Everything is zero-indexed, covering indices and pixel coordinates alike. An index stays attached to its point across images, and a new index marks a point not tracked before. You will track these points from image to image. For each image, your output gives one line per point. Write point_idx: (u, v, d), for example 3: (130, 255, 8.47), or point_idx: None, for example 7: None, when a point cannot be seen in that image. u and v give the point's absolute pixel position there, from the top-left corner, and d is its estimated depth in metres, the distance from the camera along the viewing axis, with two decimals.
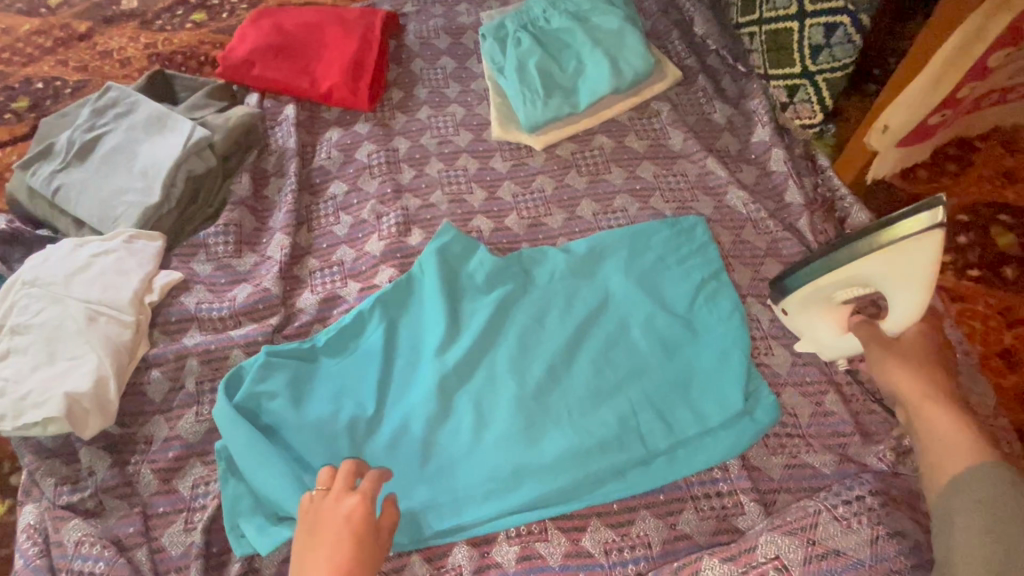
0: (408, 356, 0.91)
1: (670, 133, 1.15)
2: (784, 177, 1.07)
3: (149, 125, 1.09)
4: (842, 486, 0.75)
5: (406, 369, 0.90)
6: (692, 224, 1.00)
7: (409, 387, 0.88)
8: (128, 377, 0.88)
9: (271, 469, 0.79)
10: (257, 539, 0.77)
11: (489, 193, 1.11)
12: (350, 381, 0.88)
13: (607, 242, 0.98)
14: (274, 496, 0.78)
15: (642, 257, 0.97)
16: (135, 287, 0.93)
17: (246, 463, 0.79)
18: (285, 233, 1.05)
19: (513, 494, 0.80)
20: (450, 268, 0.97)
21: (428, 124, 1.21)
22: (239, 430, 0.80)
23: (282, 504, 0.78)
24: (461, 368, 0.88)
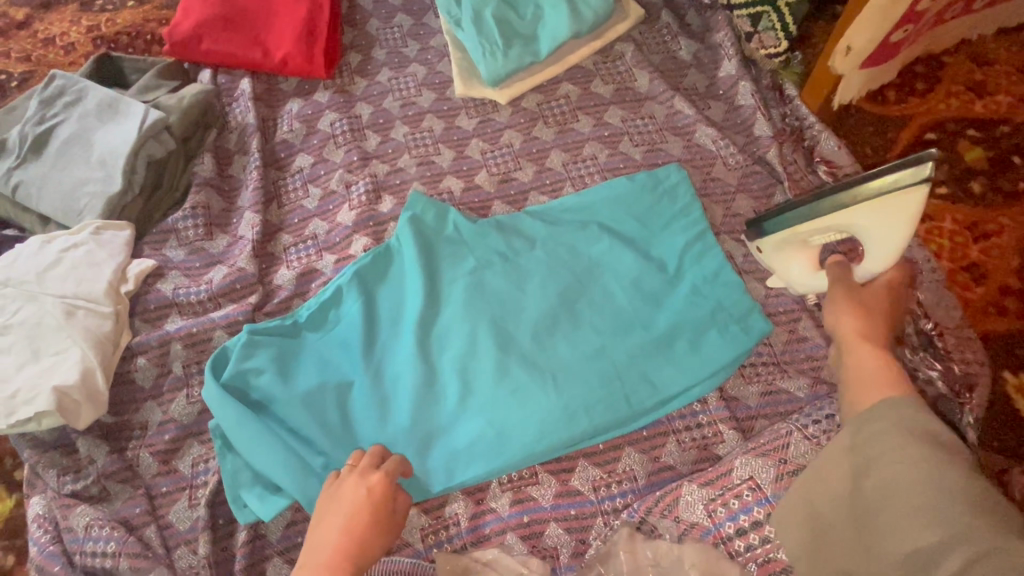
0: (391, 326, 0.93)
1: (636, 75, 1.13)
2: (752, 110, 1.06)
3: (102, 111, 1.06)
4: (812, 408, 0.80)
5: (390, 339, 0.92)
6: (670, 172, 0.99)
7: (395, 355, 0.90)
8: (115, 366, 0.89)
9: (264, 442, 0.81)
10: (259, 507, 0.80)
11: (457, 152, 1.10)
12: (336, 354, 0.90)
13: (581, 198, 0.99)
14: (269, 469, 0.80)
15: (617, 208, 0.97)
16: (109, 278, 0.93)
17: (241, 437, 0.81)
18: (255, 212, 1.04)
19: (502, 447, 0.83)
20: (425, 238, 0.97)
21: (389, 87, 1.18)
22: (229, 407, 0.82)
23: (278, 475, 0.80)
24: (445, 334, 0.91)
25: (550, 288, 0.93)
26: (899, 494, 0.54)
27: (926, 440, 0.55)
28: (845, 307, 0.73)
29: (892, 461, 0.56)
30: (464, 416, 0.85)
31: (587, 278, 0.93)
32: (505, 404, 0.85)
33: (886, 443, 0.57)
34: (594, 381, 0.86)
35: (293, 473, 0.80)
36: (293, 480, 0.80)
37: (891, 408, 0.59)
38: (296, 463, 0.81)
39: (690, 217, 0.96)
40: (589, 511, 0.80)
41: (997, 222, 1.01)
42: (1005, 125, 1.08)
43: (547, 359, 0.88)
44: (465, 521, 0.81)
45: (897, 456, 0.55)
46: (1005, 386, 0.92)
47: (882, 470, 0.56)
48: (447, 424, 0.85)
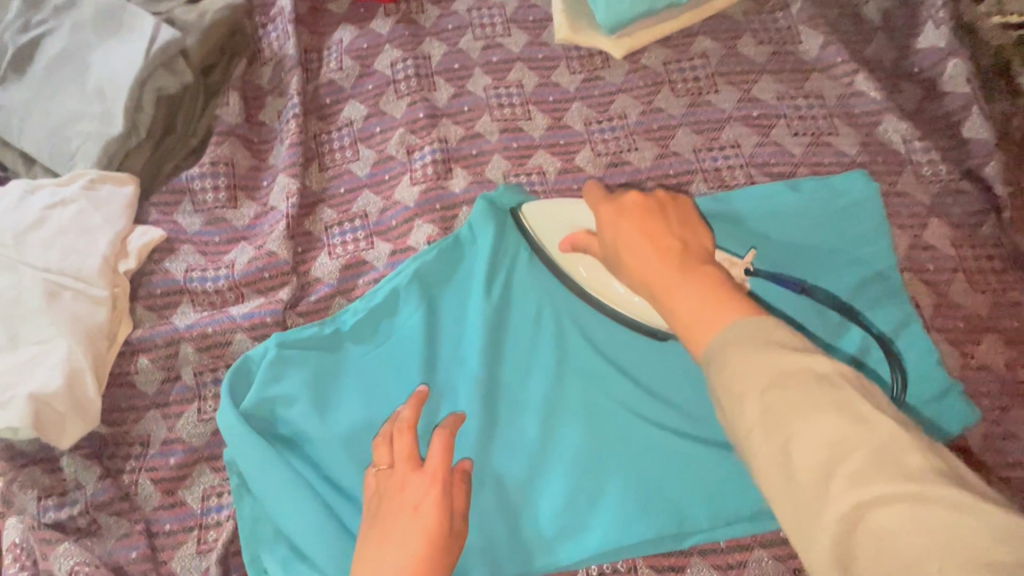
0: (453, 348, 0.72)
1: (801, 34, 0.84)
2: (964, 101, 0.77)
3: (100, 22, 0.81)
4: None
5: (451, 365, 0.71)
6: (850, 180, 0.73)
7: (457, 389, 0.70)
8: (109, 367, 0.71)
9: (294, 496, 0.63)
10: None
11: (554, 120, 0.84)
12: (383, 380, 0.70)
13: (729, 202, 0.72)
14: (300, 529, 0.63)
15: (779, 225, 0.71)
16: (105, 251, 0.72)
17: (267, 485, 0.64)
18: (290, 175, 0.81)
19: (590, 526, 0.64)
20: (505, 235, 0.74)
21: (468, 21, 0.90)
22: (252, 446, 0.64)
23: (308, 538, 0.63)
24: (524, 369, 0.70)
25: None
26: (814, 448, 0.34)
27: (798, 373, 0.36)
28: (615, 220, 0.55)
29: (769, 402, 0.36)
30: (543, 481, 0.66)
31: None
32: (598, 472, 0.66)
33: (749, 355, 0.37)
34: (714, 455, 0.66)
35: (329, 538, 0.63)
36: (328, 548, 0.62)
37: (737, 331, 0.40)
38: (332, 528, 0.63)
39: (875, 251, 0.70)
40: None
41: None
42: None
43: (654, 418, 0.68)
44: None
45: (777, 394, 0.36)
46: None
47: (781, 409, 0.35)
48: (522, 491, 0.66)
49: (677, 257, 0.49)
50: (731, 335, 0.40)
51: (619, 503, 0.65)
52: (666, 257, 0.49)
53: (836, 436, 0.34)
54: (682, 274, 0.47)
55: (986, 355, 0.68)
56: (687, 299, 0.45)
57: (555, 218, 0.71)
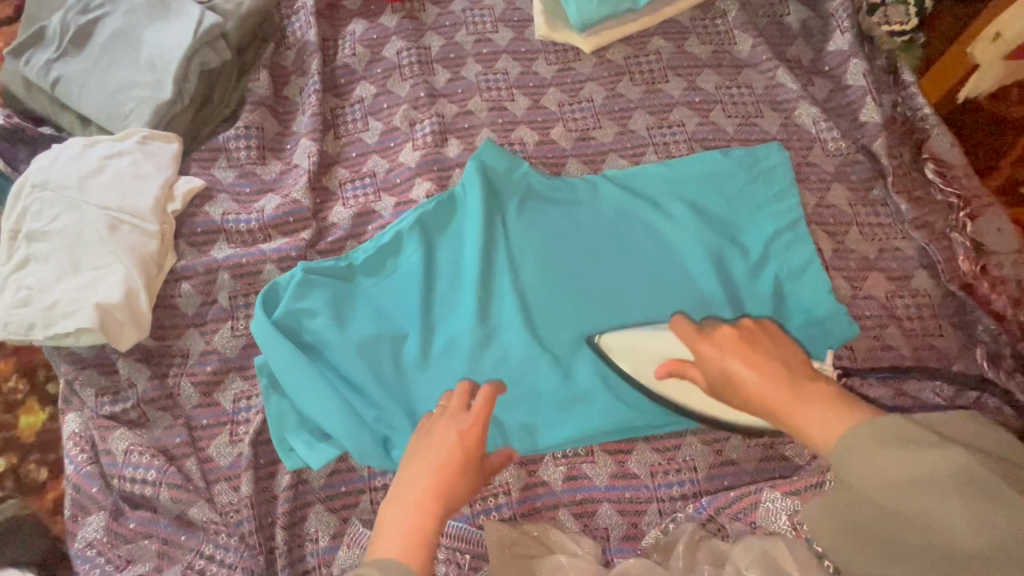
0: (452, 282, 0.87)
1: (736, 37, 1.03)
2: (861, 92, 0.96)
3: (152, 8, 0.96)
4: None
5: (450, 294, 0.86)
6: (768, 152, 0.91)
7: (453, 314, 0.85)
8: (158, 289, 0.84)
9: (316, 389, 0.77)
10: (306, 454, 0.77)
11: (533, 101, 1.01)
12: (391, 303, 0.85)
13: (668, 167, 0.92)
14: (319, 413, 0.77)
15: (708, 185, 0.90)
16: (156, 194, 0.86)
17: (293, 378, 0.78)
18: (312, 140, 0.97)
19: (559, 420, 0.79)
20: (496, 192, 0.90)
21: (463, 19, 1.07)
22: (281, 346, 0.78)
23: (327, 422, 0.77)
24: (508, 297, 0.85)
25: (625, 262, 0.87)
26: (884, 479, 0.46)
27: (882, 429, 0.48)
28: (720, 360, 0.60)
29: (870, 461, 0.47)
30: (522, 386, 0.81)
31: (664, 255, 0.87)
32: (567, 378, 0.81)
33: (871, 462, 0.47)
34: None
35: (343, 421, 0.77)
36: (344, 430, 0.76)
37: (866, 434, 0.49)
38: (347, 415, 0.77)
39: (784, 204, 0.89)
40: (644, 496, 0.77)
41: None
42: None
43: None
44: (516, 492, 0.78)
45: (857, 449, 0.48)
46: None
47: (867, 456, 0.48)
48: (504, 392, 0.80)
49: (793, 377, 0.57)
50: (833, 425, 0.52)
51: (583, 402, 0.80)
52: (790, 398, 0.55)
53: (915, 466, 0.45)
54: (798, 395, 0.55)
55: (872, 288, 0.86)
56: (815, 420, 0.53)
57: (649, 355, 0.76)
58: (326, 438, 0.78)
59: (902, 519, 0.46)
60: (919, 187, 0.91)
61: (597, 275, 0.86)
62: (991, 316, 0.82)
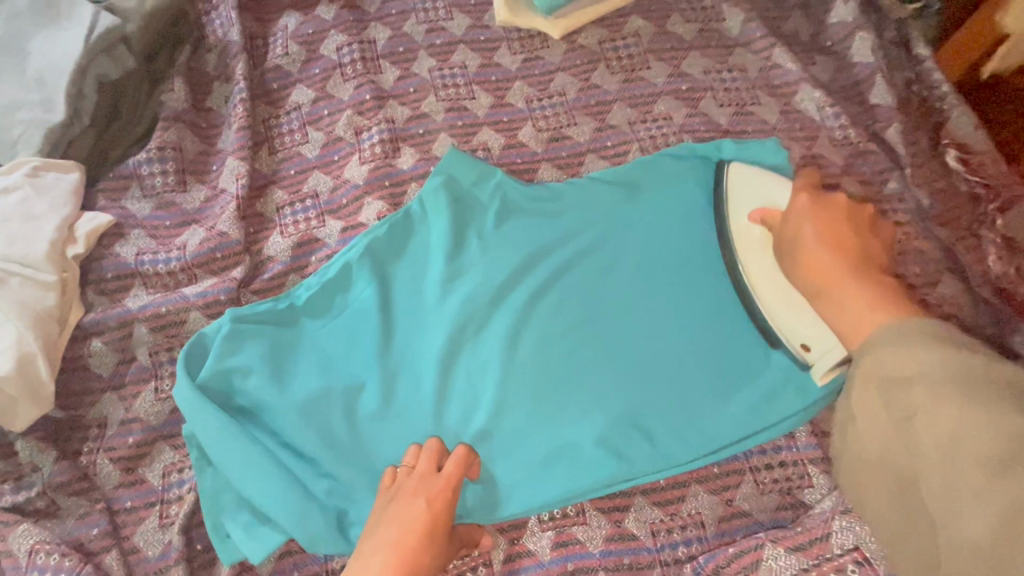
0: (414, 316, 0.74)
1: (724, 13, 0.90)
2: (869, 70, 0.84)
3: (38, 11, 0.81)
4: None
5: (412, 331, 0.74)
6: (768, 146, 0.78)
7: (415, 358, 0.72)
8: (61, 351, 0.71)
9: (253, 463, 0.65)
10: (246, 542, 0.65)
11: (496, 98, 0.88)
12: (342, 347, 0.72)
13: (655, 169, 0.79)
14: (258, 491, 0.65)
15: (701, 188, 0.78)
16: (52, 237, 0.72)
17: (226, 453, 0.66)
18: (240, 158, 0.83)
19: (544, 478, 0.68)
20: (463, 207, 0.77)
21: (411, 5, 0.93)
22: (209, 415, 0.66)
23: (268, 502, 0.65)
24: (481, 332, 0.73)
25: (615, 282, 0.75)
26: (914, 395, 0.47)
27: (957, 362, 0.46)
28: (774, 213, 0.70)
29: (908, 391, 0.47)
30: (499, 437, 0.69)
31: (658, 272, 0.76)
32: (552, 424, 0.69)
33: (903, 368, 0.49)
34: (659, 403, 0.71)
35: (288, 499, 0.65)
36: (289, 510, 0.65)
37: (908, 333, 0.51)
38: (291, 492, 0.65)
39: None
40: (645, 560, 0.67)
41: None
42: None
43: (606, 374, 0.71)
44: (498, 564, 0.67)
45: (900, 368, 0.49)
46: None
47: (906, 376, 0.48)
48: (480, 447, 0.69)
49: (855, 266, 0.61)
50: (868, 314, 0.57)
51: (572, 452, 0.69)
52: (849, 274, 0.60)
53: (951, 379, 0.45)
54: (852, 276, 0.60)
55: None
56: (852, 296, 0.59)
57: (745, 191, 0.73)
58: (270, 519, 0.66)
59: (921, 446, 0.46)
60: (940, 178, 0.80)
61: (583, 300, 0.74)
62: None
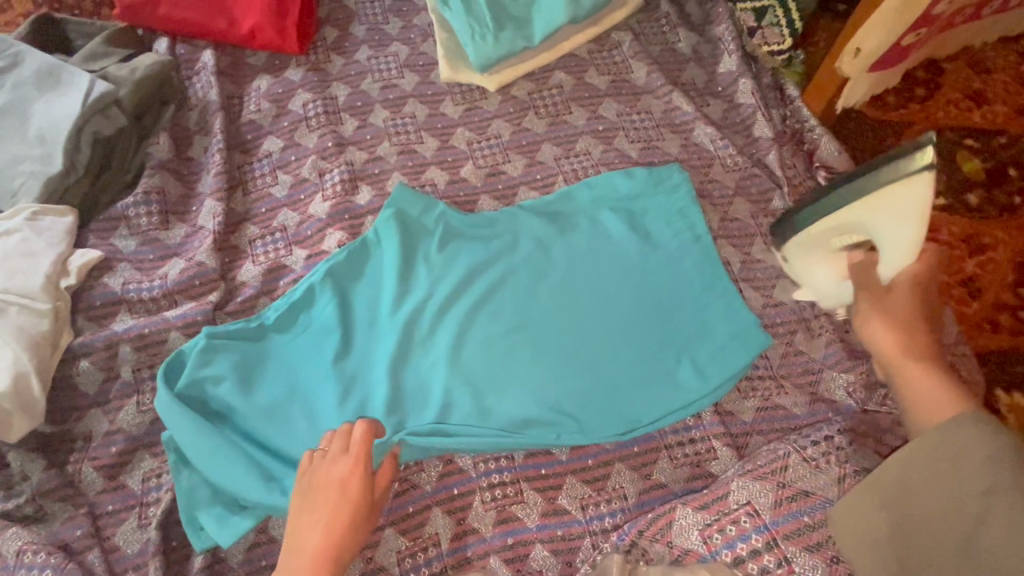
0: (369, 328, 0.85)
1: (632, 66, 1.07)
2: (752, 110, 1.02)
3: (40, 80, 0.94)
4: (812, 429, 0.76)
5: (366, 340, 0.84)
6: (669, 173, 0.94)
7: (371, 365, 0.83)
8: (52, 372, 0.80)
9: (224, 459, 0.74)
10: (217, 532, 0.72)
11: (442, 142, 1.02)
12: (304, 358, 0.82)
13: (578, 196, 0.93)
14: (228, 484, 0.73)
15: (617, 209, 0.92)
16: (48, 271, 0.82)
17: (195, 452, 0.74)
18: (217, 199, 0.95)
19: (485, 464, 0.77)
20: (411, 234, 0.90)
21: (368, 67, 1.09)
22: (183, 418, 0.74)
23: (237, 493, 0.73)
24: (429, 338, 0.84)
25: (545, 291, 0.86)
26: (964, 482, 0.54)
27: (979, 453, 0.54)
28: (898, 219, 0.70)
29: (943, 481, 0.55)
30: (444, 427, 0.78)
31: (582, 278, 0.87)
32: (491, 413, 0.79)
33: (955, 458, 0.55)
34: (586, 391, 0.80)
35: (254, 491, 0.73)
36: (255, 499, 0.73)
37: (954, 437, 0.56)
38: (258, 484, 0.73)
39: (690, 220, 0.91)
40: (577, 531, 0.76)
41: (993, 236, 0.99)
42: (1002, 136, 1.04)
43: (538, 371, 0.81)
44: (446, 543, 0.75)
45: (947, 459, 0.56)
46: (998, 405, 0.90)
47: (950, 460, 0.56)
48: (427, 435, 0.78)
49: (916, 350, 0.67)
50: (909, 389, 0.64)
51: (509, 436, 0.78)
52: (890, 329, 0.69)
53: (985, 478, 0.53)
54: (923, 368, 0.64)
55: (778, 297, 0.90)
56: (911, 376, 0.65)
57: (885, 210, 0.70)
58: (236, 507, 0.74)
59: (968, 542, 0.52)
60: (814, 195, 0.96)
61: (516, 305, 0.85)
62: None
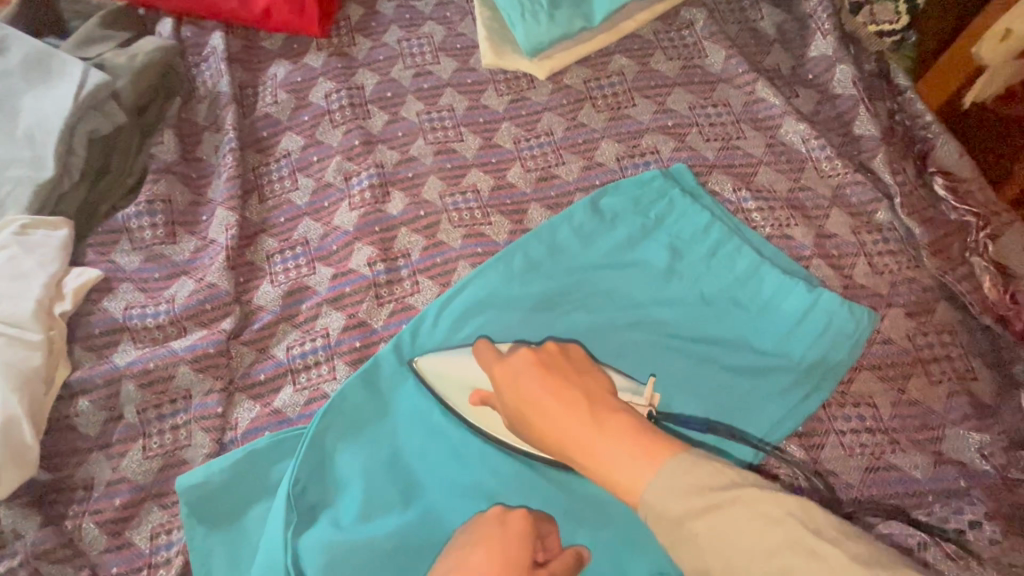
0: (431, 436, 0.70)
1: (707, 49, 0.91)
2: (852, 102, 0.86)
3: (28, 68, 0.81)
4: (948, 509, 0.66)
5: (426, 401, 0.71)
6: (861, 316, 0.72)
7: (422, 435, 0.70)
8: (47, 413, 0.69)
9: (248, 488, 0.69)
10: None
11: (484, 140, 0.88)
12: (358, 433, 0.69)
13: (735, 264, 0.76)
14: (228, 507, 0.68)
15: (767, 303, 0.74)
16: (39, 294, 0.71)
17: (305, 545, 0.63)
18: (230, 209, 0.83)
19: None
20: (535, 276, 0.76)
21: (399, 51, 0.95)
22: (259, 497, 0.69)
23: (241, 532, 0.68)
24: None
25: (603, 294, 0.76)
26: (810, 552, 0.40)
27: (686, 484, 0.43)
28: (559, 371, 0.53)
29: (670, 509, 0.43)
30: (551, 481, 0.69)
31: (672, 307, 0.75)
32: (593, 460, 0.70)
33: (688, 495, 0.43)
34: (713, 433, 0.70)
35: (233, 529, 0.67)
36: (255, 530, 0.68)
37: (670, 475, 0.44)
38: (254, 528, 0.68)
39: (826, 327, 0.72)
40: None
41: None
42: None
43: (546, 493, 0.68)
44: None
45: (740, 501, 0.42)
46: None
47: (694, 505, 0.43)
48: (539, 498, 0.68)
49: (590, 406, 0.51)
50: (692, 519, 0.42)
51: (635, 506, 0.68)
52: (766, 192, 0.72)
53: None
54: (599, 426, 0.49)
55: (890, 332, 0.74)
56: (575, 432, 0.49)
57: None
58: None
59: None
60: (927, 207, 0.80)
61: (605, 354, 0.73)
62: None
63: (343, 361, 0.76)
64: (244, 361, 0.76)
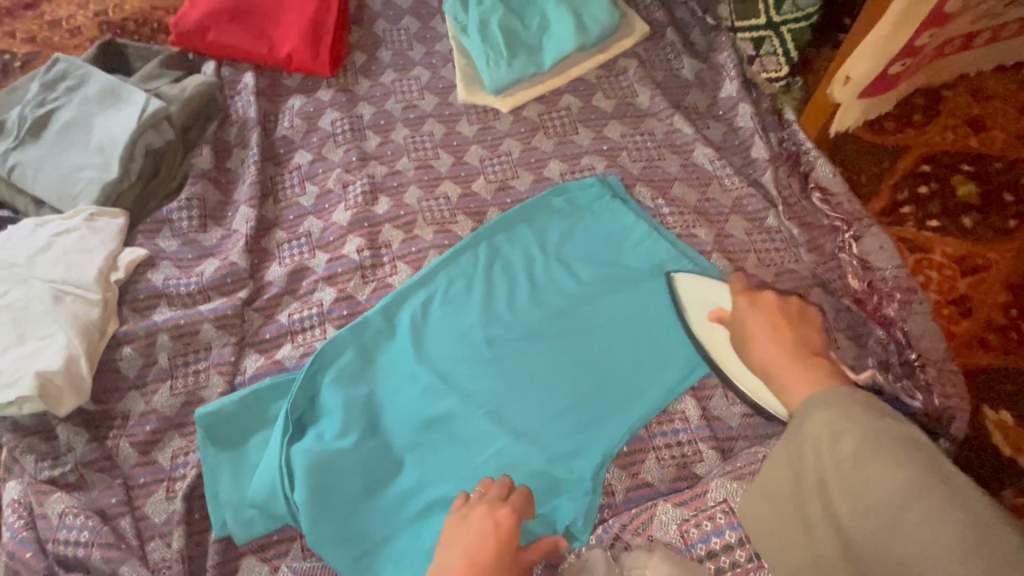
0: (402, 379, 0.89)
1: (637, 91, 1.14)
2: (750, 133, 1.07)
3: (103, 98, 1.05)
4: None
5: (402, 354, 0.90)
6: None
7: (394, 378, 0.89)
8: (98, 355, 0.89)
9: (252, 417, 0.87)
10: (233, 487, 0.83)
11: (456, 158, 1.10)
12: (343, 375, 0.88)
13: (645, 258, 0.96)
14: (235, 432, 0.86)
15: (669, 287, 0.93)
16: (100, 265, 0.92)
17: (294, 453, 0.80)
18: (251, 206, 1.04)
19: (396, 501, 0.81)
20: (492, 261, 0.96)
21: (392, 89, 1.18)
22: (259, 426, 0.87)
23: (245, 451, 0.85)
24: (457, 339, 0.91)
25: (545, 277, 0.95)
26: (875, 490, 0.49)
27: (869, 428, 0.52)
28: (777, 331, 0.70)
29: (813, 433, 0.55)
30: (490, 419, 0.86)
31: (596, 288, 0.94)
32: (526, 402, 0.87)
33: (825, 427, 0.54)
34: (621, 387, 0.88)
35: (238, 449, 0.85)
36: (257, 449, 0.86)
37: (836, 412, 0.55)
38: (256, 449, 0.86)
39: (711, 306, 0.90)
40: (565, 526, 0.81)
41: (987, 257, 1.01)
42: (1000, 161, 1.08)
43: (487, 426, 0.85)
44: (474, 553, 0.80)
45: (878, 435, 0.51)
46: (986, 422, 0.92)
47: (844, 449, 0.52)
48: (480, 431, 0.85)
49: (802, 351, 0.66)
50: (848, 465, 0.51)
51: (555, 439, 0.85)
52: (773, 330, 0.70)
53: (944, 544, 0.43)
54: (798, 361, 0.65)
55: None
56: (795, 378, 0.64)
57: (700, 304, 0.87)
58: (365, 539, 0.79)
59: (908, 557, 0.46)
60: (808, 214, 0.99)
61: (542, 322, 0.92)
62: (880, 326, 0.89)
63: (333, 325, 0.95)
64: (254, 324, 0.95)
